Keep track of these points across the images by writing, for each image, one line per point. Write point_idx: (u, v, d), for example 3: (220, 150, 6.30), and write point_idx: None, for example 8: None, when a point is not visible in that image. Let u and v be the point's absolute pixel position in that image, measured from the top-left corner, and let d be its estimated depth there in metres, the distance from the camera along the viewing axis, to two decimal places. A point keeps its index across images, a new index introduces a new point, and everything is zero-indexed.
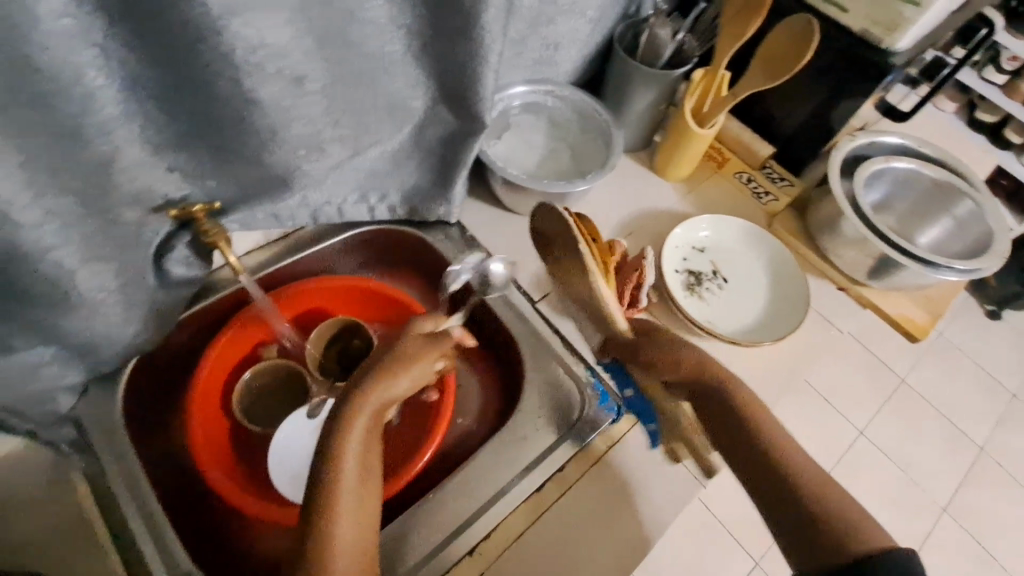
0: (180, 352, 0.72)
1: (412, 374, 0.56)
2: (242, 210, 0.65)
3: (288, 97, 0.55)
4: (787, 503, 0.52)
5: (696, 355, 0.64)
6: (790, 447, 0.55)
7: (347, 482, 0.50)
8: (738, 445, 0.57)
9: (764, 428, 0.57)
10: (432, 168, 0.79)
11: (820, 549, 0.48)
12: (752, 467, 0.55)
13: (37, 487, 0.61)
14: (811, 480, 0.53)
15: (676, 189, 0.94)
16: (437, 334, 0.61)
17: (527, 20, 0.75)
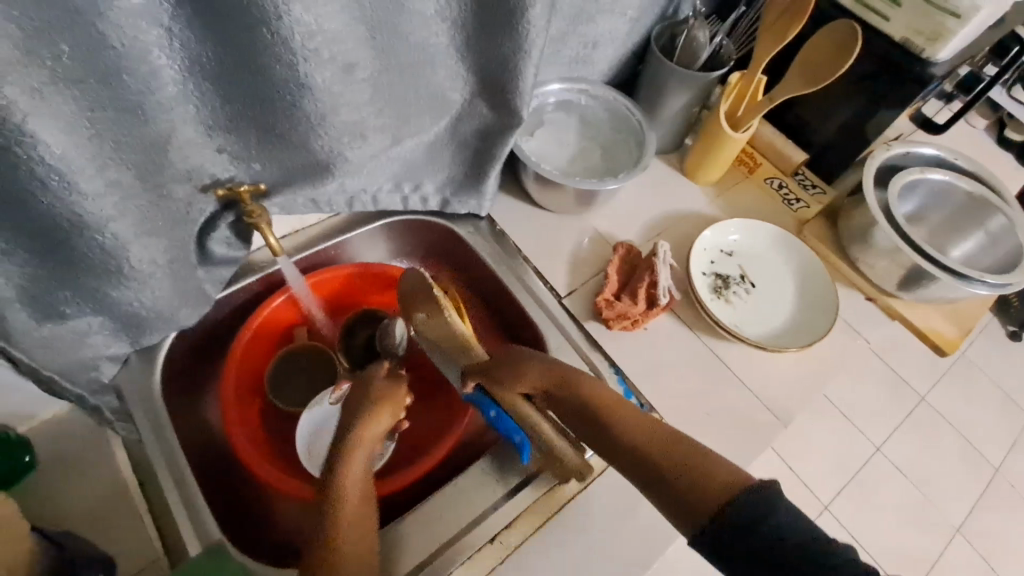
0: (217, 329, 0.74)
1: (392, 413, 0.61)
2: (284, 194, 0.67)
3: (339, 84, 0.56)
4: (655, 470, 0.47)
5: (536, 361, 0.60)
6: (640, 423, 0.51)
7: (350, 507, 0.53)
8: (602, 438, 0.52)
9: (608, 412, 0.53)
10: (466, 160, 0.81)
11: (689, 507, 0.43)
12: (614, 449, 0.51)
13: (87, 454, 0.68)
14: (668, 443, 0.48)
15: (706, 192, 0.95)
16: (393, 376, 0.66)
17: (568, 17, 0.75)
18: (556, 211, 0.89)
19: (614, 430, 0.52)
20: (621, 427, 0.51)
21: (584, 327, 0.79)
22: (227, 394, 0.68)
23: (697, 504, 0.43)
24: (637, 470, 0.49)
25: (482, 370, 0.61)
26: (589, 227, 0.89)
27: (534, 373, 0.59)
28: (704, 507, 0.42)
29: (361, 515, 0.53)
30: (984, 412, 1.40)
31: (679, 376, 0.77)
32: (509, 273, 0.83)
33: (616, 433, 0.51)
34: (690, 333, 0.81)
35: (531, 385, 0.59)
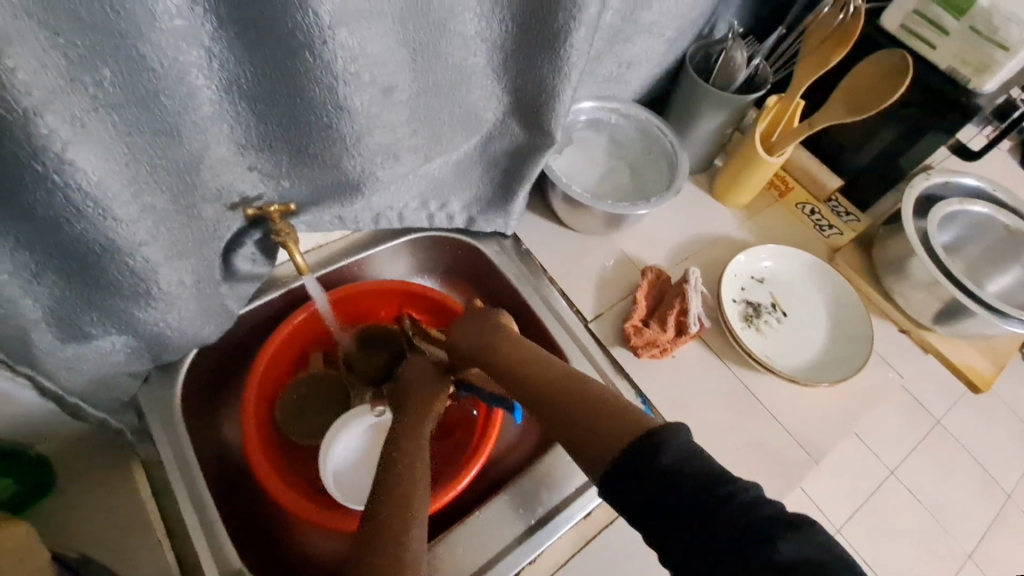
0: (238, 346, 0.73)
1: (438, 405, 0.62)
2: (311, 212, 0.66)
3: (376, 105, 0.55)
4: (570, 420, 0.50)
5: (493, 320, 0.64)
6: (555, 375, 0.54)
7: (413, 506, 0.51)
8: (520, 393, 0.55)
9: (524, 365, 0.56)
10: (493, 179, 0.79)
11: (598, 452, 0.46)
12: (533, 400, 0.53)
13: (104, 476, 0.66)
14: (581, 396, 0.51)
15: (735, 216, 0.93)
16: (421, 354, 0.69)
17: (606, 37, 0.73)
18: (581, 231, 0.87)
19: (528, 381, 0.54)
20: (538, 379, 0.54)
21: (609, 353, 0.78)
22: (247, 409, 0.66)
23: (606, 450, 0.46)
24: (551, 418, 0.52)
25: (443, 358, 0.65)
26: (616, 248, 0.87)
27: (484, 331, 0.62)
28: (609, 453, 0.45)
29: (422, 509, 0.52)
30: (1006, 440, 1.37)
31: (707, 407, 0.75)
32: (534, 294, 0.81)
33: (533, 384, 0.54)
34: (719, 363, 0.79)
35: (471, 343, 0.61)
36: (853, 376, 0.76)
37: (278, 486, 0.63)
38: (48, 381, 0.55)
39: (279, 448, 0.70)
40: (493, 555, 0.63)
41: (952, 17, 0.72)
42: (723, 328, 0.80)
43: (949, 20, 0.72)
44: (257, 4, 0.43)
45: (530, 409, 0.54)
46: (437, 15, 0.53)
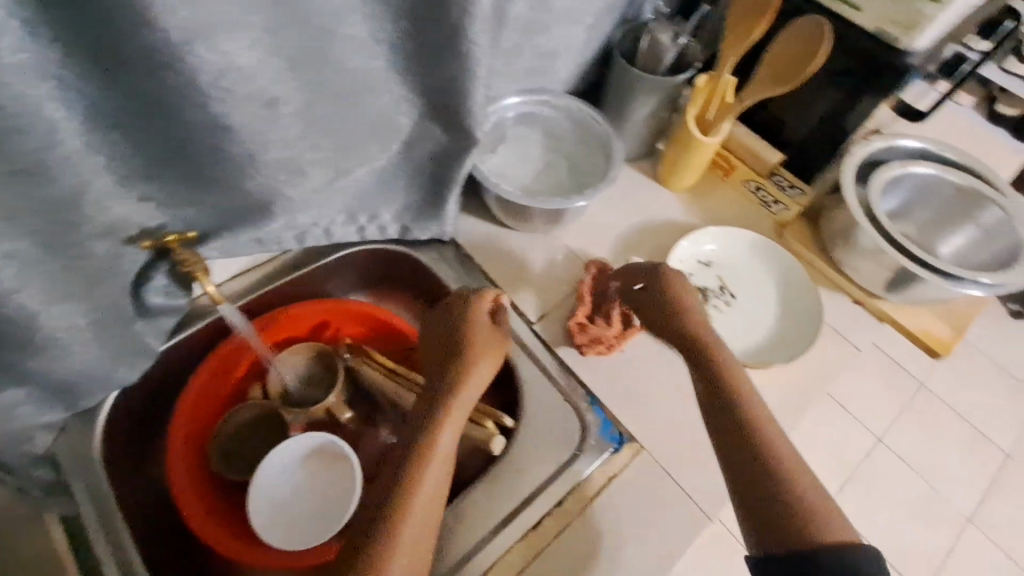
0: (162, 383, 0.70)
1: (474, 386, 0.64)
2: (220, 237, 0.63)
3: (261, 121, 0.51)
4: (763, 485, 0.56)
5: (680, 315, 0.69)
6: (775, 442, 0.58)
7: (415, 518, 0.55)
8: (727, 427, 0.60)
9: (753, 409, 0.61)
10: (421, 185, 0.76)
11: (772, 530, 0.53)
12: (735, 439, 0.59)
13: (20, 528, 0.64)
14: (790, 477, 0.56)
15: (680, 199, 0.90)
16: (498, 321, 0.69)
17: (519, 29, 0.69)
18: (522, 229, 0.85)
19: (745, 426, 0.59)
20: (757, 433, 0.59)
21: (556, 353, 0.75)
22: (179, 417, 0.67)
23: (784, 538, 0.52)
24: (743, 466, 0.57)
25: (653, 324, 0.71)
26: (559, 244, 0.85)
27: (696, 328, 0.68)
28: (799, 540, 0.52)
29: (421, 531, 0.55)
30: (996, 401, 1.50)
31: (661, 400, 0.73)
32: None
33: (752, 429, 0.59)
34: (670, 353, 0.76)
35: (670, 332, 0.69)
36: (801, 357, 0.74)
37: (198, 508, 0.63)
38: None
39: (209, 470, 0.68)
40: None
41: None
42: None
43: None
44: (98, 30, 0.40)
45: (725, 439, 0.60)
46: (320, 21, 0.49)
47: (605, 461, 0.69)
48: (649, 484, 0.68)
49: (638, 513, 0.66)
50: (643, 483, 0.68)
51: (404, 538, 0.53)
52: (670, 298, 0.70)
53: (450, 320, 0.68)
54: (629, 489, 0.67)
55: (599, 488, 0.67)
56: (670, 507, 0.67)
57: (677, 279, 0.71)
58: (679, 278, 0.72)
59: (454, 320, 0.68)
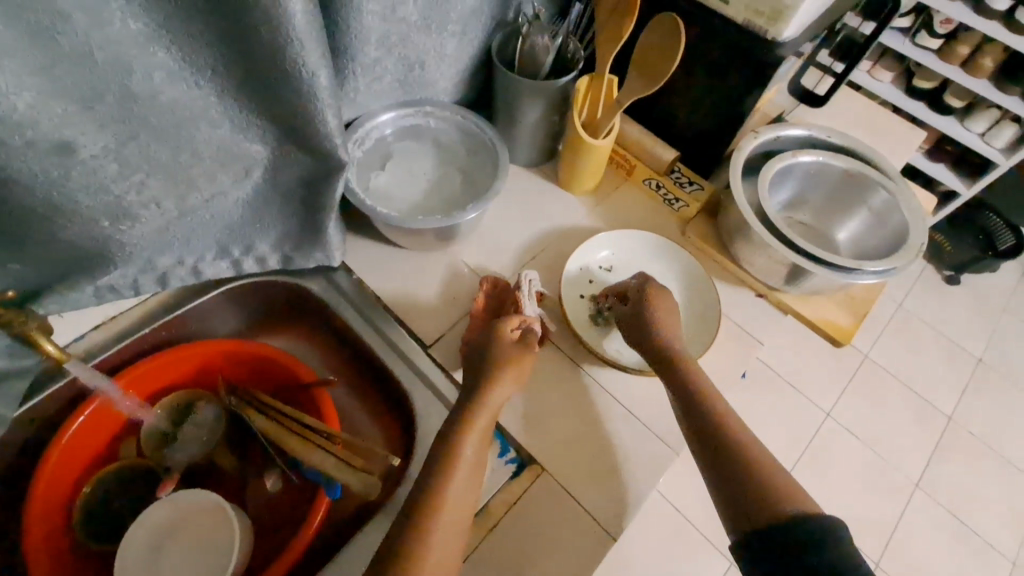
0: (20, 453, 0.64)
1: (491, 410, 0.61)
2: (57, 294, 0.58)
3: (57, 167, 0.47)
4: (735, 476, 0.58)
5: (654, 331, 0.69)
6: (736, 429, 0.61)
7: (444, 538, 0.53)
8: (702, 435, 0.62)
9: (717, 409, 0.62)
10: (297, 213, 0.70)
11: (755, 521, 0.54)
12: (710, 446, 0.61)
13: None
14: (760, 463, 0.58)
15: (584, 202, 0.88)
16: (527, 339, 0.67)
17: (373, 42, 0.66)
18: (417, 248, 0.81)
19: (714, 414, 0.62)
20: (730, 433, 0.61)
21: (452, 376, 0.72)
22: (37, 479, 0.61)
23: (757, 520, 0.54)
24: (718, 452, 0.60)
25: (630, 319, 0.72)
26: (457, 260, 0.81)
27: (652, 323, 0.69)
28: (769, 515, 0.54)
29: (448, 551, 0.53)
30: (934, 365, 1.52)
31: (566, 415, 0.71)
32: (370, 331, 0.74)
33: (725, 433, 0.61)
34: (574, 367, 0.74)
35: (640, 335, 0.70)
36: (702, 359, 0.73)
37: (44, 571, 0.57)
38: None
39: (67, 533, 0.62)
40: None
41: None
42: (571, 331, 0.76)
43: None
44: None
45: (695, 430, 0.62)
46: (106, 56, 0.45)
47: (502, 489, 0.66)
48: (552, 508, 0.65)
49: (537, 540, 0.63)
50: (544, 506, 0.65)
51: (429, 564, 0.51)
52: (646, 309, 0.70)
53: (481, 342, 0.67)
54: (529, 515, 0.64)
55: (497, 518, 0.64)
56: (573, 531, 0.64)
57: (657, 296, 0.71)
58: (663, 295, 0.72)
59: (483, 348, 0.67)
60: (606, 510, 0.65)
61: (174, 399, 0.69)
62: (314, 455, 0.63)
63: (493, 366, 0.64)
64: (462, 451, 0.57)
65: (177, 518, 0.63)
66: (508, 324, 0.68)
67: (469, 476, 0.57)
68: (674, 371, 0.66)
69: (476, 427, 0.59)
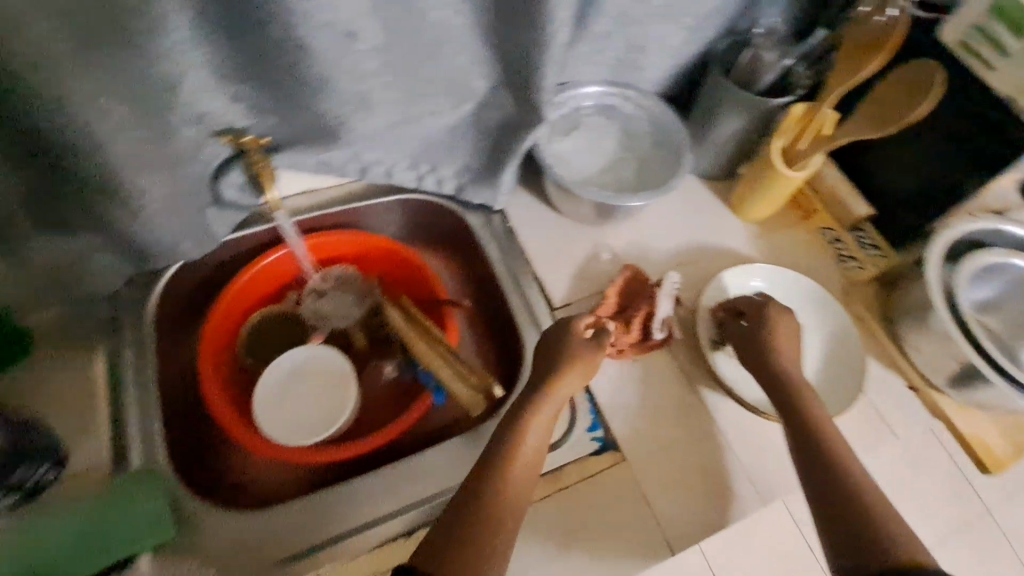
0: (212, 272, 0.77)
1: (569, 384, 0.64)
2: (291, 151, 0.69)
3: (341, 52, 0.57)
4: (848, 512, 0.55)
5: (777, 367, 0.66)
6: (855, 469, 0.58)
7: (515, 481, 0.57)
8: (809, 459, 0.60)
9: (823, 435, 0.61)
10: (484, 151, 0.77)
11: (857, 557, 0.52)
12: (820, 478, 0.58)
13: (65, 359, 0.65)
14: (876, 503, 0.55)
15: (747, 230, 0.85)
16: (598, 337, 0.69)
17: (612, 17, 0.69)
18: (574, 219, 0.83)
19: (832, 449, 0.60)
20: (845, 467, 0.58)
21: None
22: (224, 296, 0.74)
23: (864, 557, 0.52)
24: (832, 485, 0.57)
25: (740, 334, 0.70)
26: (605, 242, 0.83)
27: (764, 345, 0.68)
28: (883, 557, 0.51)
29: (520, 491, 0.57)
30: None
31: (662, 420, 0.71)
32: (507, 277, 0.80)
33: (841, 466, 0.58)
34: (683, 378, 0.73)
35: (749, 352, 0.69)
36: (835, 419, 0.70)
37: (211, 375, 0.69)
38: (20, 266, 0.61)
39: (230, 344, 0.76)
40: (394, 507, 0.63)
41: (1012, 35, 0.62)
42: (693, 346, 0.75)
43: (1009, 38, 0.62)
44: None
45: (808, 457, 0.60)
46: None
47: (580, 460, 0.67)
48: (620, 496, 0.66)
49: (599, 517, 0.64)
50: (614, 491, 0.66)
51: (507, 499, 0.56)
52: (765, 333, 0.68)
53: (556, 328, 0.69)
54: (598, 494, 0.65)
55: (568, 483, 0.65)
56: (634, 525, 0.64)
57: (780, 319, 0.69)
58: (787, 319, 0.69)
59: (548, 334, 0.69)
60: (674, 522, 0.65)
61: (336, 269, 0.79)
62: (433, 357, 0.71)
63: (567, 352, 0.66)
64: (540, 413, 0.62)
65: (310, 368, 0.74)
66: (586, 321, 0.70)
67: (542, 434, 0.61)
68: (795, 396, 0.64)
69: (540, 409, 0.62)
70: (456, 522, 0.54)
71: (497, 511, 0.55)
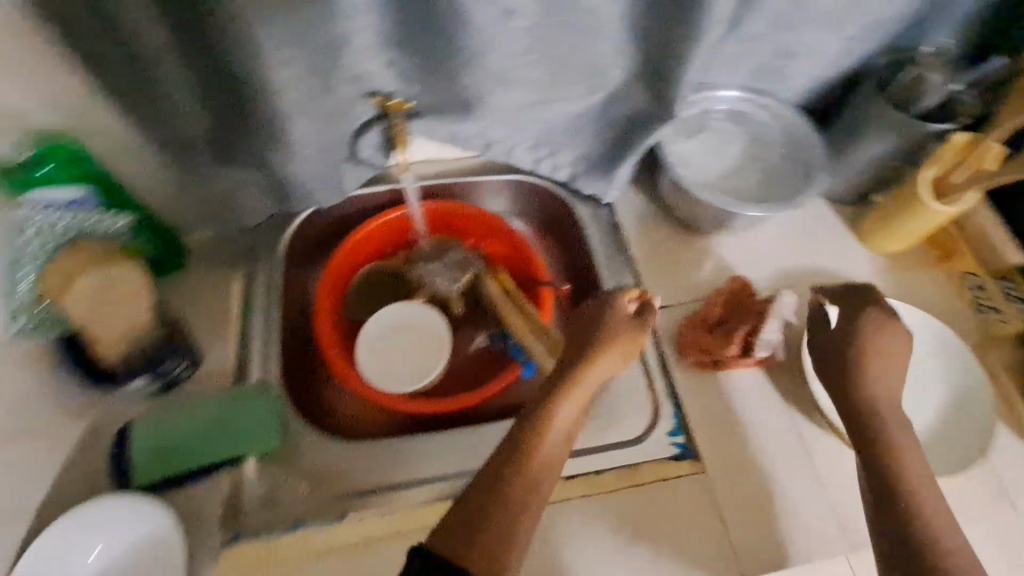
0: (338, 221, 0.83)
1: (610, 359, 0.61)
2: (429, 119, 0.73)
3: (497, 26, 0.60)
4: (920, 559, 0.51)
5: (862, 393, 0.61)
6: (929, 510, 0.54)
7: (548, 454, 0.55)
8: (883, 508, 0.55)
9: (908, 478, 0.56)
10: (607, 142, 0.77)
11: None
12: (888, 514, 0.55)
13: (206, 279, 0.73)
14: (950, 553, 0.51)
15: (872, 262, 0.80)
16: (643, 315, 0.64)
17: (767, 19, 0.67)
18: (685, 224, 0.81)
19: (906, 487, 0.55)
20: (919, 509, 0.54)
21: (659, 348, 0.73)
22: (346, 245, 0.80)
23: None
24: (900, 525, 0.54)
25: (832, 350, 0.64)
26: (713, 250, 0.80)
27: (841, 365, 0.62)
28: None
29: (554, 463, 0.55)
30: None
31: (750, 442, 0.67)
32: (608, 270, 0.80)
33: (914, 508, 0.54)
34: (778, 401, 0.70)
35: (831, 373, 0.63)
36: (941, 478, 0.64)
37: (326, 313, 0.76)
38: (187, 189, 0.70)
39: (343, 290, 0.82)
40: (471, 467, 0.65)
41: None
42: (794, 371, 0.71)
43: None
44: None
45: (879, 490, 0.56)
46: None
47: (658, 462, 0.66)
48: (695, 507, 0.64)
49: (671, 523, 0.63)
50: (689, 500, 0.64)
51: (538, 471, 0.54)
52: (855, 353, 0.62)
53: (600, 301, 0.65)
54: (673, 500, 0.64)
55: (642, 481, 0.65)
56: (705, 540, 0.62)
57: (880, 332, 0.62)
58: (888, 335, 0.62)
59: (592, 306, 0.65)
60: (749, 547, 0.62)
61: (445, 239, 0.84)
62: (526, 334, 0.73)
63: (600, 335, 0.62)
64: (578, 387, 0.59)
65: (409, 322, 0.79)
66: (631, 296, 0.65)
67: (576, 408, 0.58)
68: (869, 424, 0.59)
69: (580, 378, 0.59)
70: (486, 493, 0.52)
71: (530, 483, 0.53)
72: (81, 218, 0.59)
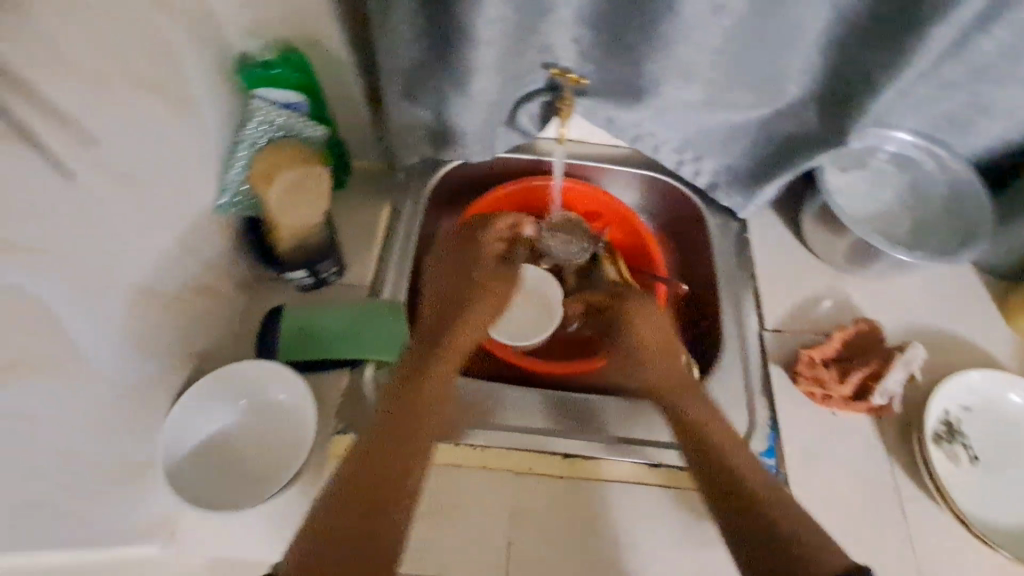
0: (478, 176, 0.88)
1: (479, 308, 0.77)
2: (593, 100, 0.75)
3: (703, 22, 0.63)
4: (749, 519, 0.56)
5: (694, 409, 0.66)
6: (739, 467, 0.60)
7: (416, 425, 0.61)
8: (719, 493, 0.59)
9: (732, 459, 0.60)
10: (760, 158, 0.77)
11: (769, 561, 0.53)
12: (711, 483, 0.59)
13: (357, 203, 0.81)
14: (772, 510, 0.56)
15: (1010, 340, 0.75)
16: (509, 252, 0.83)
17: (970, 66, 0.66)
18: (819, 258, 0.80)
19: (718, 454, 0.61)
20: (740, 479, 0.58)
21: (766, 367, 0.73)
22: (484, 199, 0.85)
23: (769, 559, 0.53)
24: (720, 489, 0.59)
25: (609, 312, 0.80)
26: (841, 289, 0.79)
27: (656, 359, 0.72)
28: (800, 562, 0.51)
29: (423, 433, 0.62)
30: None
31: (843, 482, 0.66)
32: (728, 282, 0.79)
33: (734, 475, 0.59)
34: (881, 453, 0.68)
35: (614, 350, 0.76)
36: None
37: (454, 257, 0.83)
38: None
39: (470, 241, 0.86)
40: (562, 429, 0.67)
41: None
42: (901, 426, 0.69)
43: None
44: None
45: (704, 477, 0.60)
46: None
47: None
48: None
49: None
50: None
51: (400, 445, 0.60)
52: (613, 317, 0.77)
53: (463, 236, 0.81)
54: None
55: None
56: None
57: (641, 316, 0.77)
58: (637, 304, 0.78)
59: (460, 258, 0.80)
60: None
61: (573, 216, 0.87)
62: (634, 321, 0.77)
63: (471, 283, 0.79)
64: (442, 370, 0.68)
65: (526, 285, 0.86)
66: (506, 219, 0.82)
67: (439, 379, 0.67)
68: (696, 421, 0.64)
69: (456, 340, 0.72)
70: (359, 485, 0.56)
71: (410, 464, 0.59)
72: (293, 120, 0.67)
